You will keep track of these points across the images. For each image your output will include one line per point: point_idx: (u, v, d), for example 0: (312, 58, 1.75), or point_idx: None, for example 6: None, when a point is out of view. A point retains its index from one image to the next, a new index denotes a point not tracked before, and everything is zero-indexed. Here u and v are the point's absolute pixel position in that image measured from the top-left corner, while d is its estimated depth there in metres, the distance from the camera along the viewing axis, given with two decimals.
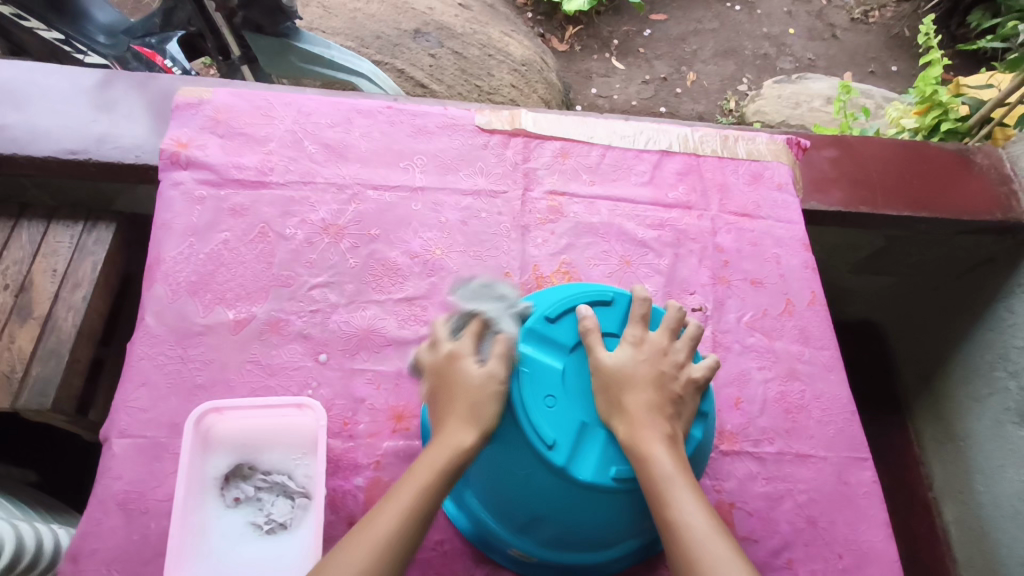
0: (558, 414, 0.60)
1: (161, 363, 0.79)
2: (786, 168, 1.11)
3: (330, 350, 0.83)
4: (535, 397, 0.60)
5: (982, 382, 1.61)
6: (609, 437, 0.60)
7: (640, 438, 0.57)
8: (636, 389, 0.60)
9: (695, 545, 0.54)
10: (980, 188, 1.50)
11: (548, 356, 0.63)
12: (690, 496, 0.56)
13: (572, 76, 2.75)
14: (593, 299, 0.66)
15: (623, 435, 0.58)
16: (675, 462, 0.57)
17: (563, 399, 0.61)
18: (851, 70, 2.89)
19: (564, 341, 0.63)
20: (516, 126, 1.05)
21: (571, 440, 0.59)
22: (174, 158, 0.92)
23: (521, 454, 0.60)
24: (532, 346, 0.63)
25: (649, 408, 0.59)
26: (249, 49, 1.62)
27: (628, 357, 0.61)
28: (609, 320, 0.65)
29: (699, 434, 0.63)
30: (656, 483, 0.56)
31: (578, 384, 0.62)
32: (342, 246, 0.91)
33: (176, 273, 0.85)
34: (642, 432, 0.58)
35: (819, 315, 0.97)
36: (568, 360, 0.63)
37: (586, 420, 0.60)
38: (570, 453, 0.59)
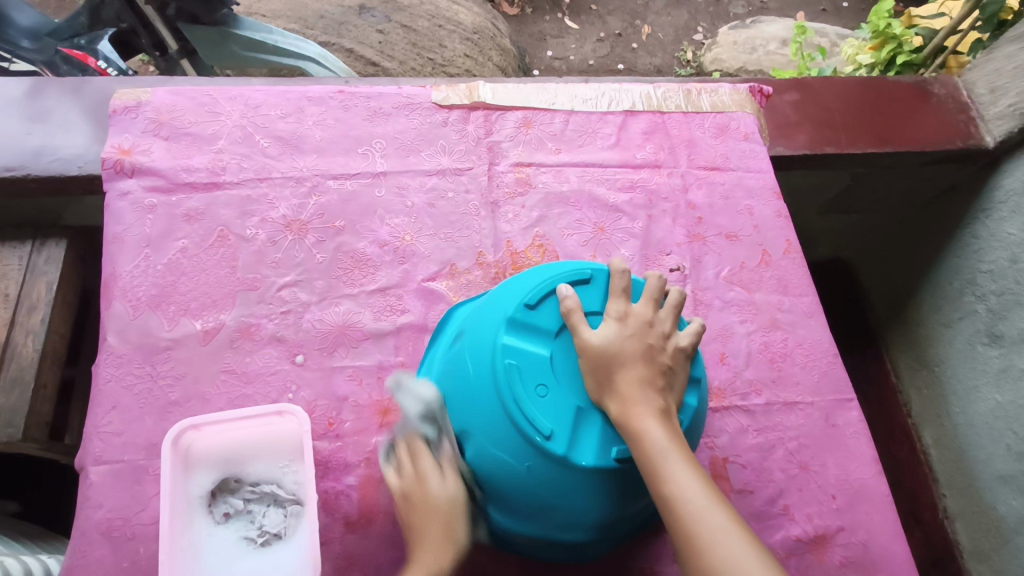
0: (552, 403, 0.58)
1: (130, 384, 0.76)
2: (751, 117, 1.09)
3: (307, 350, 0.81)
4: (525, 388, 0.58)
5: (953, 308, 1.64)
6: (604, 419, 0.58)
7: (633, 417, 0.56)
8: (626, 367, 0.58)
9: (692, 518, 0.53)
10: (940, 118, 1.51)
11: (535, 344, 0.60)
12: (685, 469, 0.54)
13: (526, 40, 2.69)
14: (572, 278, 0.63)
15: (615, 414, 0.56)
16: (669, 437, 0.55)
17: (555, 387, 0.59)
18: (804, 9, 2.88)
19: (548, 327, 0.61)
20: (474, 98, 1.02)
21: (568, 427, 0.58)
22: (118, 166, 0.87)
23: (518, 449, 0.58)
24: (516, 336, 0.60)
25: (641, 385, 0.57)
26: (187, 41, 1.56)
27: (615, 334, 0.59)
28: (591, 297, 0.63)
29: (694, 403, 0.61)
30: (652, 460, 0.55)
31: (568, 368, 0.60)
32: (308, 241, 0.88)
33: (135, 288, 0.82)
34: (635, 410, 0.56)
35: (795, 263, 0.97)
36: (556, 346, 0.60)
37: (581, 404, 0.58)
38: (568, 441, 0.57)
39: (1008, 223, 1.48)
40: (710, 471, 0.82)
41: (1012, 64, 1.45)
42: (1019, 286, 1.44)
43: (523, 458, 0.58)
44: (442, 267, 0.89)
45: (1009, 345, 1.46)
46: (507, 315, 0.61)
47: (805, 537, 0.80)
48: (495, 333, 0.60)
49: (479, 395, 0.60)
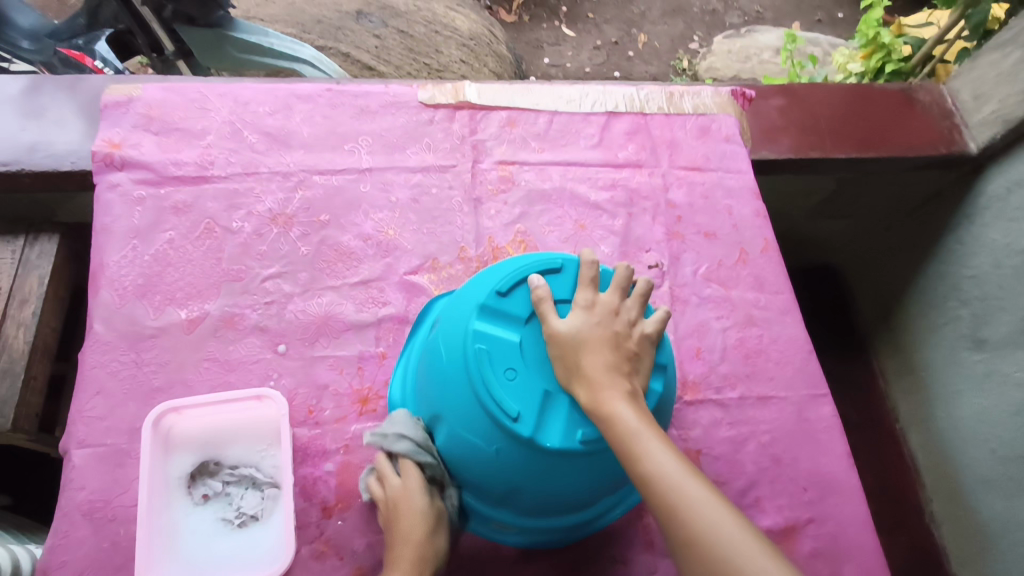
0: (521, 386, 0.59)
1: (115, 370, 0.78)
2: (732, 119, 1.11)
3: (289, 340, 0.82)
4: (494, 372, 0.59)
5: (937, 313, 1.66)
6: (572, 403, 0.59)
7: (603, 400, 0.56)
8: (592, 352, 0.58)
9: (668, 493, 0.53)
10: (924, 124, 1.53)
11: (505, 329, 0.61)
12: (659, 446, 0.55)
13: (523, 48, 2.73)
14: (542, 267, 0.64)
15: (584, 399, 0.57)
16: (641, 417, 0.56)
17: (524, 370, 0.60)
18: (798, 19, 2.91)
19: (517, 313, 0.62)
20: (459, 98, 1.04)
21: (536, 409, 0.59)
22: (108, 159, 0.89)
23: (488, 431, 0.59)
24: (487, 321, 0.61)
25: (607, 369, 0.58)
26: (183, 44, 1.59)
27: (581, 321, 0.60)
28: (560, 285, 0.64)
29: (660, 387, 0.62)
30: (623, 440, 0.55)
31: (537, 352, 0.61)
32: (292, 234, 0.89)
33: (122, 277, 0.83)
34: (603, 393, 0.56)
35: (772, 262, 0.99)
36: (525, 332, 0.62)
37: (549, 388, 0.60)
38: (535, 423, 0.58)
39: (991, 229, 1.51)
40: None
41: (995, 71, 1.47)
42: (1002, 291, 1.46)
43: (493, 439, 0.59)
44: (424, 261, 0.91)
45: (992, 349, 1.48)
46: (478, 301, 0.62)
47: (776, 528, 0.81)
48: (466, 319, 0.62)
49: (452, 379, 0.62)
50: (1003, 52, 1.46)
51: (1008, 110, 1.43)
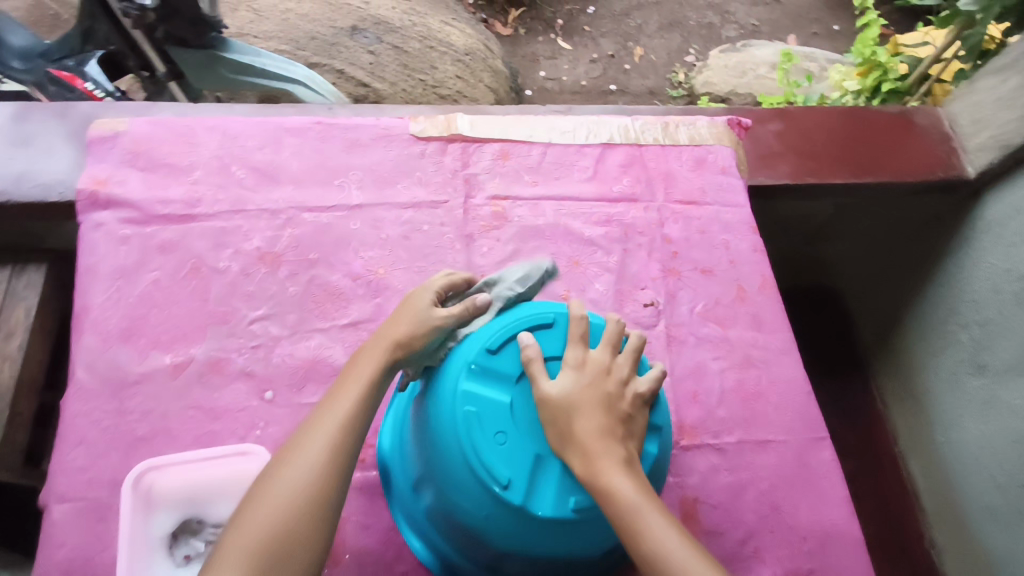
0: (511, 452, 0.58)
1: (97, 419, 0.76)
2: (728, 151, 1.10)
3: (276, 386, 0.80)
4: (485, 436, 0.58)
5: (937, 336, 1.65)
6: (565, 468, 0.58)
7: (599, 470, 0.55)
8: (584, 416, 0.57)
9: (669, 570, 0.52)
10: (921, 148, 1.53)
11: (495, 389, 0.60)
12: (659, 521, 0.54)
13: (518, 61, 2.72)
14: (532, 323, 0.64)
15: (580, 470, 0.56)
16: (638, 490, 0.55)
17: (515, 435, 0.59)
18: (794, 33, 2.91)
19: (508, 372, 0.61)
20: (452, 131, 1.02)
21: (527, 475, 0.58)
22: (92, 197, 0.88)
23: (478, 497, 0.58)
24: (476, 379, 0.60)
25: (600, 435, 0.57)
26: (174, 64, 1.57)
27: (572, 383, 0.59)
28: (551, 340, 0.63)
29: (654, 449, 0.62)
30: (622, 513, 0.54)
31: (527, 413, 0.60)
32: (281, 274, 0.88)
33: (105, 320, 0.81)
34: (599, 463, 0.56)
35: (770, 299, 0.98)
36: (515, 392, 0.61)
37: (541, 452, 0.58)
38: (526, 490, 0.57)
39: (990, 254, 1.49)
40: (680, 511, 0.82)
41: (993, 96, 1.46)
42: (1002, 316, 1.45)
43: (483, 506, 0.58)
44: None
45: (993, 375, 1.47)
46: (466, 359, 0.61)
47: None
48: (454, 379, 0.61)
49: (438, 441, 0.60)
50: (1000, 77, 1.46)
51: (1008, 135, 1.42)
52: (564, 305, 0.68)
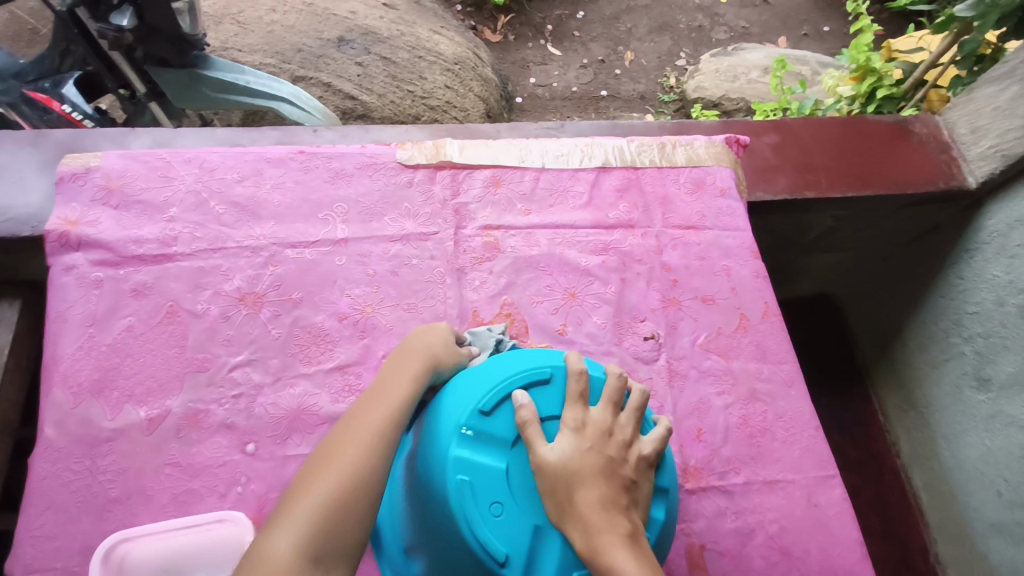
0: (507, 524, 0.55)
1: (67, 481, 0.71)
2: (727, 171, 1.06)
3: (259, 438, 0.76)
4: (478, 507, 0.55)
5: (939, 348, 1.62)
6: (566, 541, 0.55)
7: (601, 546, 0.51)
8: (585, 485, 0.54)
9: None
10: (921, 158, 1.50)
11: (489, 455, 0.57)
12: None
13: (508, 67, 2.67)
14: (528, 380, 0.60)
15: (580, 545, 0.52)
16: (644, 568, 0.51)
17: (511, 506, 0.56)
18: (785, 34, 2.89)
19: (503, 436, 0.58)
20: (440, 158, 0.98)
21: (525, 551, 0.54)
22: (63, 238, 0.83)
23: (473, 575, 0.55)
24: (469, 444, 0.57)
25: (603, 506, 0.53)
26: (154, 83, 1.52)
27: (571, 447, 0.55)
28: (548, 398, 0.60)
29: (660, 516, 0.59)
30: None
31: (524, 480, 0.57)
32: (263, 316, 0.83)
33: (76, 372, 0.76)
34: (601, 538, 0.52)
35: (774, 327, 0.94)
36: (511, 458, 0.57)
37: (540, 523, 0.55)
38: (525, 566, 0.54)
39: (992, 266, 1.47)
40: (686, 559, 0.78)
41: (992, 105, 1.44)
42: (1006, 329, 1.42)
43: None
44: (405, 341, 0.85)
45: (997, 389, 1.44)
46: (457, 422, 0.58)
47: None
48: (445, 445, 0.57)
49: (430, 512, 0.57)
50: (998, 85, 1.44)
51: (1008, 145, 1.39)
52: (561, 356, 0.65)
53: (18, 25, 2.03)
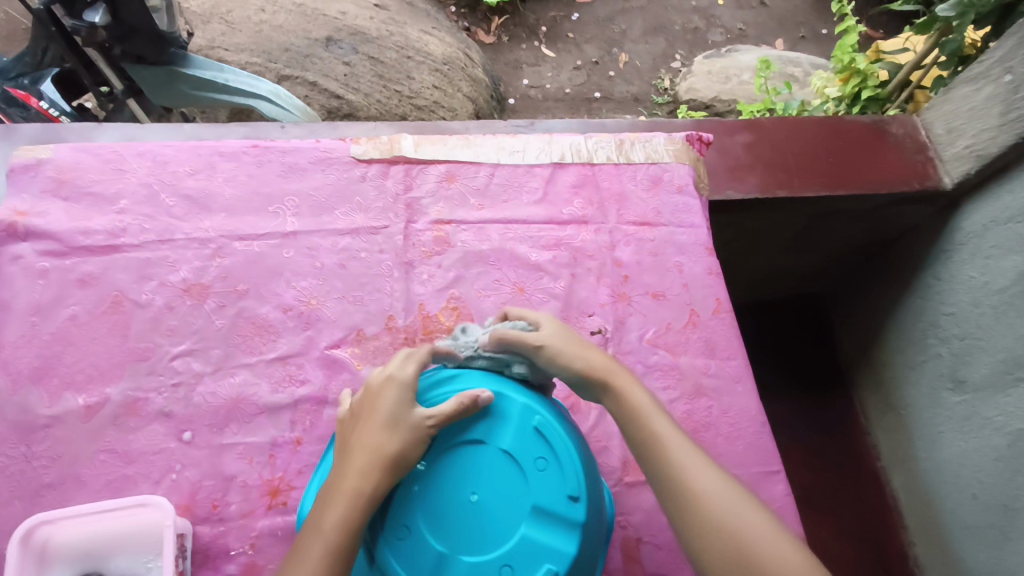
0: (411, 547, 0.56)
1: (2, 466, 0.72)
2: (686, 168, 1.06)
3: (196, 426, 0.77)
4: (387, 529, 0.57)
5: (917, 348, 1.61)
6: (465, 568, 0.55)
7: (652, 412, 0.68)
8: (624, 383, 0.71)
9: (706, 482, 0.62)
10: (896, 158, 1.48)
11: (401, 482, 0.58)
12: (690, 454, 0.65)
13: (501, 68, 2.69)
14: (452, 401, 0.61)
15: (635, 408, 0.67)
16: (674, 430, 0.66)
17: (416, 530, 0.56)
18: (781, 36, 2.87)
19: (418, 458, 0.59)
20: (394, 153, 0.99)
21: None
22: (11, 229, 0.84)
23: None
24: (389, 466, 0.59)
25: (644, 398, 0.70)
26: (132, 81, 1.53)
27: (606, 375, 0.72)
28: (471, 425, 0.60)
29: (572, 549, 0.55)
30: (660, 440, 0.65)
31: (435, 506, 0.57)
32: (207, 307, 0.84)
33: (17, 359, 0.78)
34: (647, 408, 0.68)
35: (725, 324, 0.94)
36: (423, 480, 0.58)
37: (443, 550, 0.55)
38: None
39: (968, 266, 1.45)
40: (621, 551, 0.79)
41: (968, 105, 1.40)
42: (981, 330, 1.41)
43: None
44: (349, 333, 0.85)
45: (972, 391, 1.43)
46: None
47: None
48: None
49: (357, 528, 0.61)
50: (975, 85, 1.39)
51: (982, 146, 1.36)
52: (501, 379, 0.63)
53: (11, 25, 2.07)
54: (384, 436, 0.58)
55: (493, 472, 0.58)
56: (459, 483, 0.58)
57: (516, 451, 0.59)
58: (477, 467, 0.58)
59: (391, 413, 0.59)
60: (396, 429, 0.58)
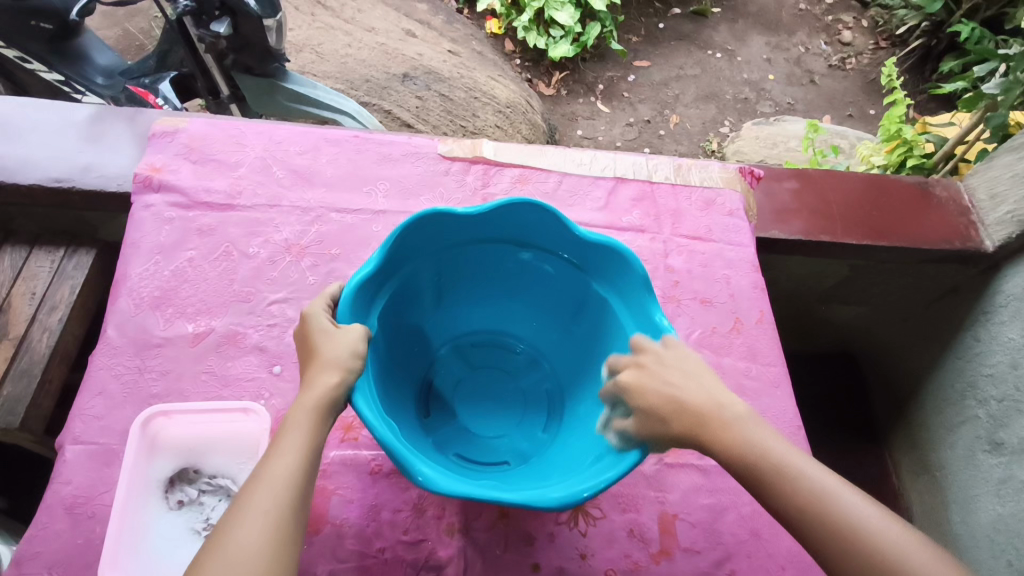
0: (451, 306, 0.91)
1: (118, 373, 0.83)
2: (738, 195, 1.15)
3: (285, 362, 0.87)
4: (457, 291, 0.89)
5: (955, 411, 1.59)
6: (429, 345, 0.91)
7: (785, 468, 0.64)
8: None
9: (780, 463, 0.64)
10: (940, 219, 1.48)
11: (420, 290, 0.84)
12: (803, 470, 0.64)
13: (557, 119, 2.77)
14: (383, 274, 0.75)
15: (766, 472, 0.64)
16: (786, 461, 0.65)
17: (445, 302, 0.89)
18: (830, 113, 2.89)
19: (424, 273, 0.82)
20: (476, 154, 1.10)
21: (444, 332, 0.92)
22: (146, 181, 0.97)
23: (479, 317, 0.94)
24: (396, 386, 0.81)
25: None
26: (237, 88, 1.63)
27: None
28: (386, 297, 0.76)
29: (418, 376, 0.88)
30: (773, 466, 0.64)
31: (433, 297, 0.87)
32: (304, 264, 0.95)
33: (140, 288, 0.90)
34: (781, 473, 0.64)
35: (766, 333, 1.01)
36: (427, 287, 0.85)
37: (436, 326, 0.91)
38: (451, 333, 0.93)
39: (1008, 328, 1.44)
40: (658, 524, 0.83)
41: (1010, 172, 1.41)
42: (1019, 392, 1.38)
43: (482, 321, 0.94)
44: None
45: (1009, 454, 1.39)
46: (382, 370, 0.77)
47: None
48: (452, 249, 0.82)
49: (461, 284, 0.88)
50: (1017, 154, 1.41)
51: None
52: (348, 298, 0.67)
53: (128, 41, 2.32)
54: (320, 370, 0.63)
55: (477, 449, 0.84)
56: (422, 297, 0.85)
57: (387, 327, 0.79)
58: (408, 308, 0.83)
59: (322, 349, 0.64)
60: (323, 335, 0.66)
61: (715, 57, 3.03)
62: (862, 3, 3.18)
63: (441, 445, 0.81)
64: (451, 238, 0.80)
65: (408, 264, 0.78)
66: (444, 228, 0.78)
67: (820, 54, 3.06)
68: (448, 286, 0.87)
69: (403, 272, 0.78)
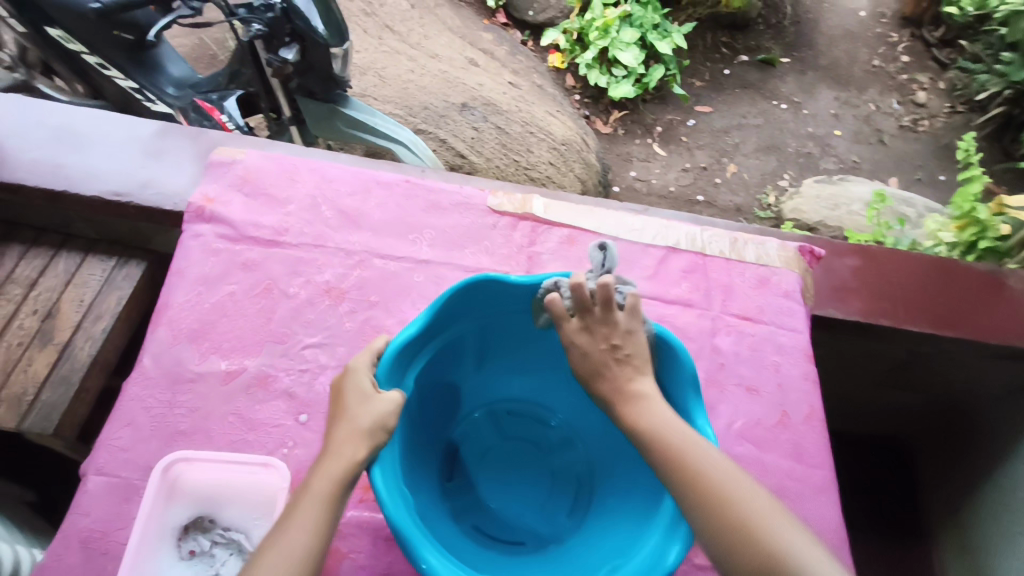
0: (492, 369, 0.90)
1: (149, 406, 0.83)
2: (795, 276, 1.09)
3: (312, 411, 0.85)
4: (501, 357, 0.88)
5: (1017, 520, 1.44)
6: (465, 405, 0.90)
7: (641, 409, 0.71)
8: None
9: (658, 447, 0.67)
10: (1014, 314, 1.39)
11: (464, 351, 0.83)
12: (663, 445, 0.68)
13: (612, 158, 2.74)
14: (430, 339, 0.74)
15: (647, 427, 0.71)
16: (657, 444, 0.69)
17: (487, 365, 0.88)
18: (896, 176, 2.78)
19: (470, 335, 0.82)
20: (526, 210, 1.08)
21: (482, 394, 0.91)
22: (199, 212, 0.98)
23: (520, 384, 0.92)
24: (422, 449, 0.80)
25: None
26: (299, 111, 1.64)
27: None
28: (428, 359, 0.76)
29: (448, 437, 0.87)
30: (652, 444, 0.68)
31: (477, 359, 0.86)
32: (342, 309, 0.94)
33: (180, 319, 0.90)
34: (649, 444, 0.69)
35: (814, 431, 0.95)
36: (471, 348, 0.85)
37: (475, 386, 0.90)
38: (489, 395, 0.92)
39: None
40: None
41: None
42: None
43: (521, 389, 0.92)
44: None
45: None
46: (411, 435, 0.76)
47: None
48: (502, 317, 0.81)
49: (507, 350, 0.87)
50: None
51: None
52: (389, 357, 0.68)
53: (202, 50, 2.41)
54: (349, 440, 0.62)
55: (494, 522, 0.82)
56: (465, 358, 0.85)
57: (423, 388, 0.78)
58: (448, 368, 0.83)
59: (356, 416, 0.64)
60: (360, 398, 0.65)
61: (780, 108, 2.95)
62: (941, 63, 3.05)
63: (456, 514, 0.80)
64: (503, 308, 0.79)
65: (457, 328, 0.78)
66: (500, 297, 0.77)
67: (891, 113, 2.95)
68: (493, 351, 0.86)
69: (449, 336, 0.77)
